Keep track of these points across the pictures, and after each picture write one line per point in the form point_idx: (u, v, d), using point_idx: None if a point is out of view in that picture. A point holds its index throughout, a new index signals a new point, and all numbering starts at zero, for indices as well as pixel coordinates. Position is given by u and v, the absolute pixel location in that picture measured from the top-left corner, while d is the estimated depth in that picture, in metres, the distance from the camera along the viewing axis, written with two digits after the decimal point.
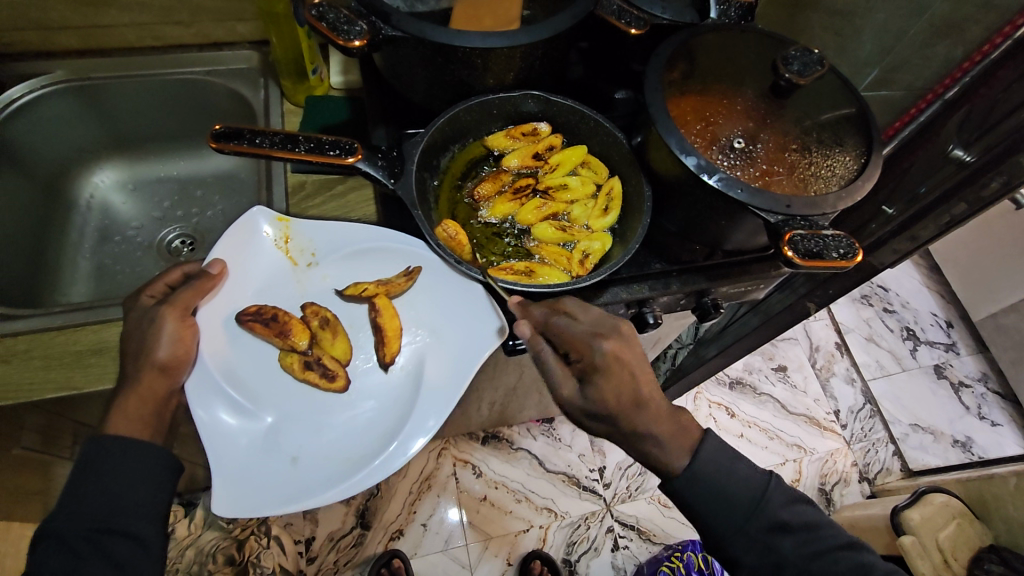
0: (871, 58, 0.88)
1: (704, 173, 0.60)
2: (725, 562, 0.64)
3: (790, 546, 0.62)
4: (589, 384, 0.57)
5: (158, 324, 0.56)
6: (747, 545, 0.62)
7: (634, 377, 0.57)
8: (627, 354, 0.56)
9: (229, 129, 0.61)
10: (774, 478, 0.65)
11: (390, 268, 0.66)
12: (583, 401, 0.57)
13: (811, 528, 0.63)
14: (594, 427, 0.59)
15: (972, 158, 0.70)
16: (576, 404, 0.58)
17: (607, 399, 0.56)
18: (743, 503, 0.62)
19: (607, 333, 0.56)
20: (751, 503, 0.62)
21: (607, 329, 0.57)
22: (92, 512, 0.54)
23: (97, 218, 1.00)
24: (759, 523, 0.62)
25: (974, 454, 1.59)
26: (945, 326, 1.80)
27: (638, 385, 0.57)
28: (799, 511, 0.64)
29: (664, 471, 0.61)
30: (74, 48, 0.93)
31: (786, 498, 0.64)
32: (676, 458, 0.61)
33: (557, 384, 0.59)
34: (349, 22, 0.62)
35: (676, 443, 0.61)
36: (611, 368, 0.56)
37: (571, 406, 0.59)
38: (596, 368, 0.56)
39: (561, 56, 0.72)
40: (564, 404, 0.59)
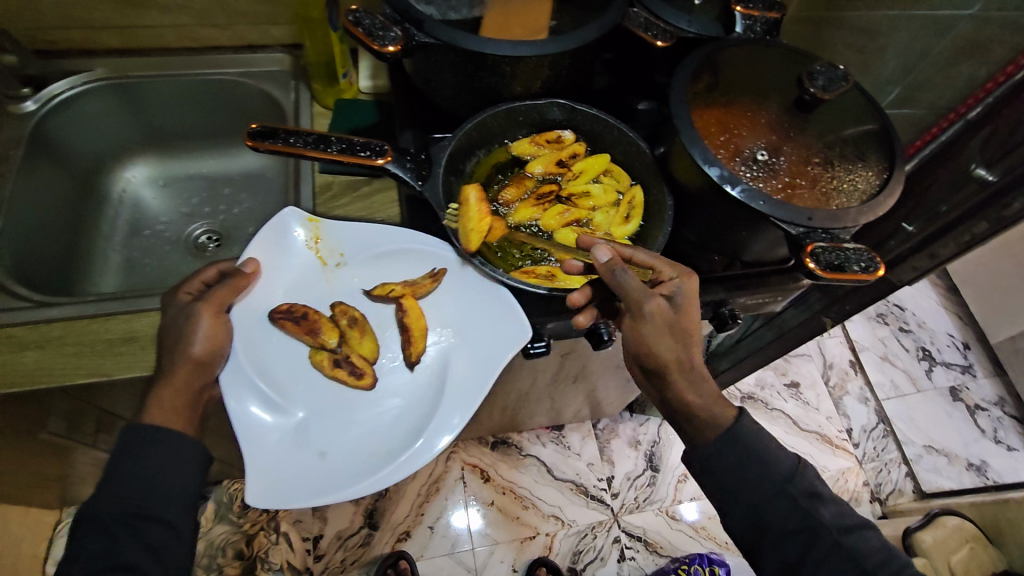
0: (893, 76, 0.92)
1: (727, 183, 0.61)
2: None
3: (804, 559, 0.62)
4: (674, 299, 0.61)
5: (194, 320, 0.58)
6: None
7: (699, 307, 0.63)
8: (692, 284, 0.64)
9: (264, 128, 0.63)
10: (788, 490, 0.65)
11: (416, 269, 0.67)
12: (673, 315, 0.60)
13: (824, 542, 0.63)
14: (668, 351, 0.60)
15: (995, 178, 0.70)
16: (662, 319, 0.59)
17: (690, 314, 0.61)
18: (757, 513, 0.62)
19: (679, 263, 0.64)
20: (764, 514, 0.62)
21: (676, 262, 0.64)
22: (127, 498, 0.55)
23: (128, 212, 1.02)
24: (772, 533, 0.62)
25: (989, 478, 1.56)
26: (962, 348, 1.78)
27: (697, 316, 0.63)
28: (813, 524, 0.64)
29: None
30: (115, 48, 0.97)
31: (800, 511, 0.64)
32: None
33: (649, 296, 0.59)
34: (383, 28, 0.64)
35: None
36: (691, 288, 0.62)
37: (657, 321, 0.59)
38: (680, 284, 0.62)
39: (587, 67, 0.74)
40: (649, 319, 0.59)
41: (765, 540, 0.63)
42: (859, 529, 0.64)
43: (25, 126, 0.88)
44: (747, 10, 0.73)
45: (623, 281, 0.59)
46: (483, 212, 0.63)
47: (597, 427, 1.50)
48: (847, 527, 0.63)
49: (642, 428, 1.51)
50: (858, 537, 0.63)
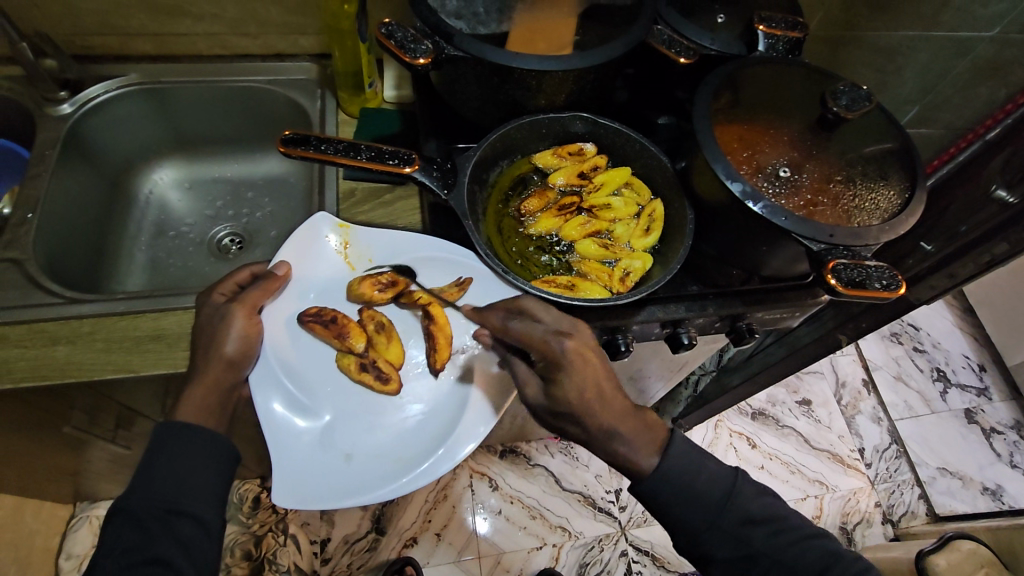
0: (913, 95, 0.94)
1: (749, 200, 0.62)
2: None
3: None
4: (552, 383, 0.58)
5: (227, 320, 0.59)
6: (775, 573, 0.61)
7: (596, 377, 0.58)
8: (589, 352, 0.58)
9: (297, 135, 0.65)
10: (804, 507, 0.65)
11: (442, 278, 0.68)
12: (548, 401, 0.59)
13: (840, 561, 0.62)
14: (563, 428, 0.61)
15: (1016, 200, 0.70)
16: (541, 405, 0.60)
17: (569, 397, 0.58)
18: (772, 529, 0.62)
19: (566, 334, 0.58)
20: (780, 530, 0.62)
21: (567, 330, 0.59)
22: (160, 493, 0.56)
23: (155, 213, 1.04)
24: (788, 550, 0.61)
25: (1004, 503, 1.54)
26: (977, 370, 1.76)
27: (602, 382, 0.59)
28: (829, 543, 0.63)
29: (695, 489, 0.62)
30: (149, 54, 0.99)
31: (814, 530, 0.63)
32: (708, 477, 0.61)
33: (523, 385, 0.61)
34: (415, 41, 0.66)
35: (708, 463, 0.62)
36: (570, 368, 0.57)
37: (538, 407, 0.60)
38: (558, 366, 0.58)
39: (610, 81, 0.75)
40: (530, 403, 0.61)
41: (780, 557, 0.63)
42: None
43: (62, 128, 0.91)
44: (770, 29, 0.74)
45: (508, 368, 0.63)
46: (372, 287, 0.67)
47: None
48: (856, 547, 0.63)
49: None
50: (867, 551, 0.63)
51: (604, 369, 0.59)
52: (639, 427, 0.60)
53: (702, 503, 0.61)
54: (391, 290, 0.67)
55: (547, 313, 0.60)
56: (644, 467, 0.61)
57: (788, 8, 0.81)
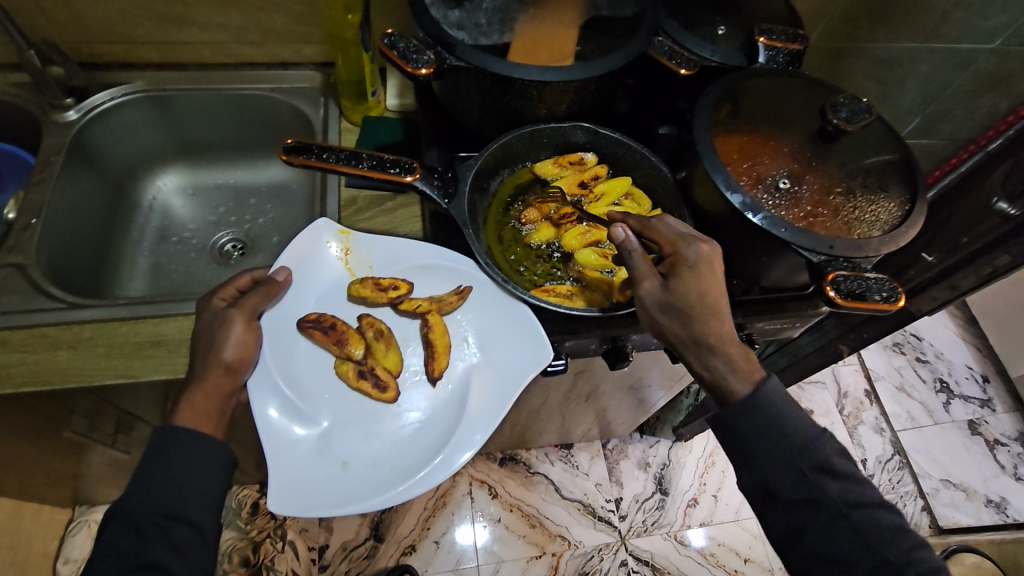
0: (914, 106, 0.93)
1: (748, 211, 0.62)
2: None
3: None
4: (676, 276, 0.59)
5: (227, 326, 0.60)
6: None
7: (718, 286, 0.59)
8: (717, 261, 0.59)
9: (299, 143, 0.65)
10: None
11: (442, 287, 0.69)
12: (665, 293, 0.58)
13: None
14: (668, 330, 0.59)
15: (1016, 212, 0.70)
16: (655, 299, 0.59)
17: (690, 291, 0.58)
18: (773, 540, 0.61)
19: (701, 240, 0.61)
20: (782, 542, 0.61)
21: (700, 238, 0.61)
22: (158, 498, 0.56)
23: (157, 219, 1.05)
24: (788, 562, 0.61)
25: (1009, 516, 1.53)
26: (980, 381, 1.75)
27: (720, 294, 0.59)
28: None
29: None
30: (154, 62, 1.00)
31: None
32: None
33: (643, 275, 0.60)
34: (418, 51, 0.67)
35: None
36: (697, 268, 0.59)
37: (650, 301, 0.59)
38: (685, 262, 0.59)
39: (611, 92, 0.75)
40: (641, 298, 0.59)
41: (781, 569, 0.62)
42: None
43: (66, 135, 0.92)
44: (770, 42, 0.75)
45: (624, 263, 0.62)
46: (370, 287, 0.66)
47: (607, 447, 1.50)
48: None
49: (652, 450, 1.50)
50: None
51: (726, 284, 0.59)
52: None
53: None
54: (394, 293, 0.66)
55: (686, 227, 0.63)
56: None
57: (789, 20, 0.81)
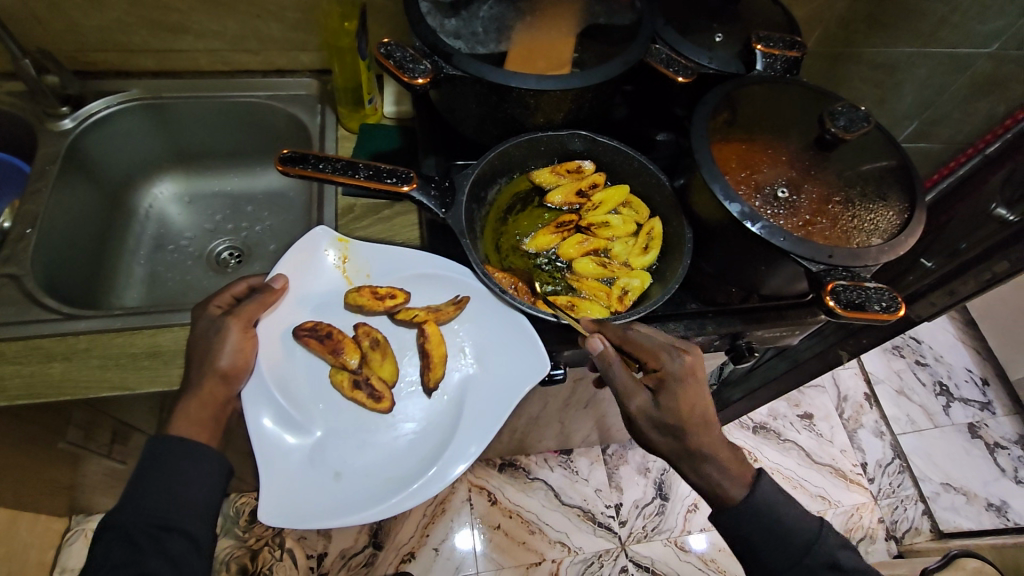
0: (911, 111, 0.93)
1: (747, 220, 0.61)
2: None
3: None
4: (664, 392, 0.59)
5: (222, 334, 0.59)
6: None
7: (705, 395, 0.60)
8: (701, 370, 0.60)
9: (295, 154, 0.65)
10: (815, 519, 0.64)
11: (439, 296, 0.68)
12: (656, 411, 0.59)
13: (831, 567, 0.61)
14: (657, 442, 0.60)
15: (1015, 218, 0.69)
16: (646, 417, 0.60)
17: (681, 409, 0.59)
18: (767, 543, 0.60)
19: (684, 350, 0.61)
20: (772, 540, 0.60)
21: (682, 347, 0.61)
22: (152, 509, 0.55)
23: (153, 226, 1.05)
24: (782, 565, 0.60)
25: (1010, 519, 1.52)
26: (980, 384, 1.75)
27: (706, 402, 0.60)
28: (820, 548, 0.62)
29: None
30: (150, 70, 1.00)
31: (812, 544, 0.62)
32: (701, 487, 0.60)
33: (628, 394, 0.60)
34: (414, 61, 0.66)
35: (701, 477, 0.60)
36: (684, 381, 0.59)
37: (641, 419, 0.60)
38: (672, 378, 0.60)
39: (609, 99, 0.75)
40: (631, 414, 0.60)
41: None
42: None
43: (61, 143, 0.91)
44: (768, 49, 0.74)
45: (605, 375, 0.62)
46: (372, 297, 0.66)
47: (606, 452, 1.49)
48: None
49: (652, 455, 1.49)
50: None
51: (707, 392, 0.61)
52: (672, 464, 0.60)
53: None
54: (391, 302, 0.66)
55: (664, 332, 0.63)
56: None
57: (786, 28, 0.81)
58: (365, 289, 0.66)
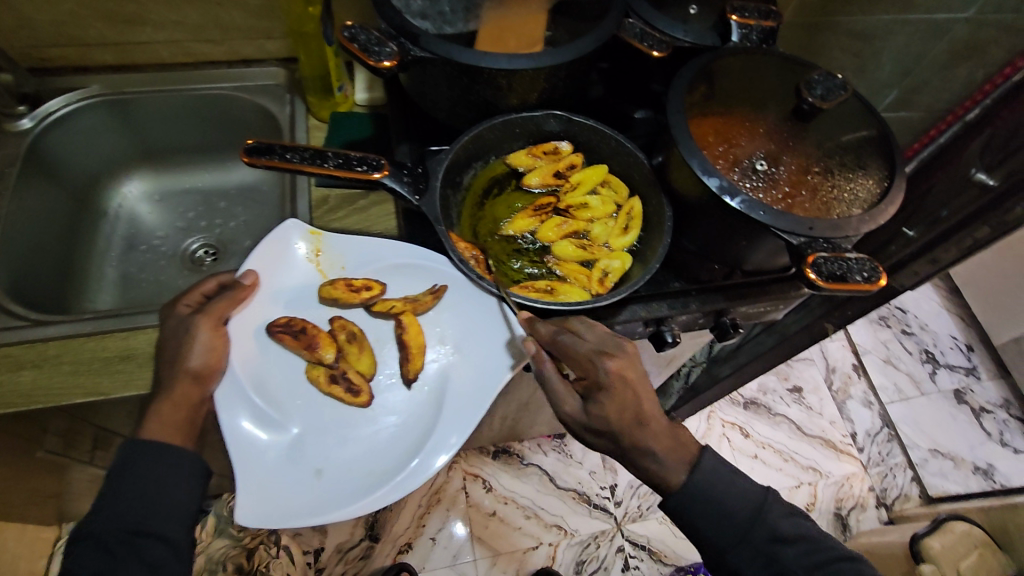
0: (891, 79, 0.90)
1: (726, 194, 0.60)
2: (725, 571, 0.61)
3: (791, 552, 0.60)
4: (594, 401, 0.58)
5: (192, 333, 0.57)
6: (749, 551, 0.60)
7: (638, 396, 0.57)
8: (631, 374, 0.57)
9: (260, 143, 0.62)
10: (770, 488, 0.63)
11: (417, 286, 0.67)
12: (585, 417, 0.58)
13: (812, 535, 0.61)
14: (595, 442, 0.60)
15: (995, 181, 0.70)
16: (576, 421, 0.60)
17: (608, 417, 0.57)
18: (750, 517, 0.60)
19: (612, 354, 0.57)
20: (754, 514, 0.60)
21: (611, 350, 0.57)
22: (125, 515, 0.54)
23: (124, 227, 1.02)
24: (767, 538, 0.60)
25: (996, 481, 1.55)
26: (965, 350, 1.77)
27: (642, 404, 0.57)
28: (802, 519, 0.62)
29: (666, 479, 0.60)
30: (110, 64, 0.96)
31: (795, 514, 0.62)
32: (677, 466, 0.59)
33: (558, 399, 0.59)
34: (379, 43, 0.64)
35: (679, 452, 0.60)
36: (613, 389, 0.57)
37: (572, 422, 0.60)
38: (600, 386, 0.57)
39: (584, 77, 0.73)
40: (566, 418, 0.60)
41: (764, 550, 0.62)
42: (856, 561, 0.61)
43: (20, 144, 0.88)
44: (743, 19, 0.73)
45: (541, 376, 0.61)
46: (346, 289, 0.64)
47: None
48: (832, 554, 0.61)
49: None
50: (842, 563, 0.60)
51: (647, 391, 0.58)
52: (657, 447, 0.59)
53: (709, 512, 0.60)
54: (367, 293, 0.64)
55: (596, 329, 0.59)
56: (661, 476, 0.60)
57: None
58: (341, 281, 0.65)
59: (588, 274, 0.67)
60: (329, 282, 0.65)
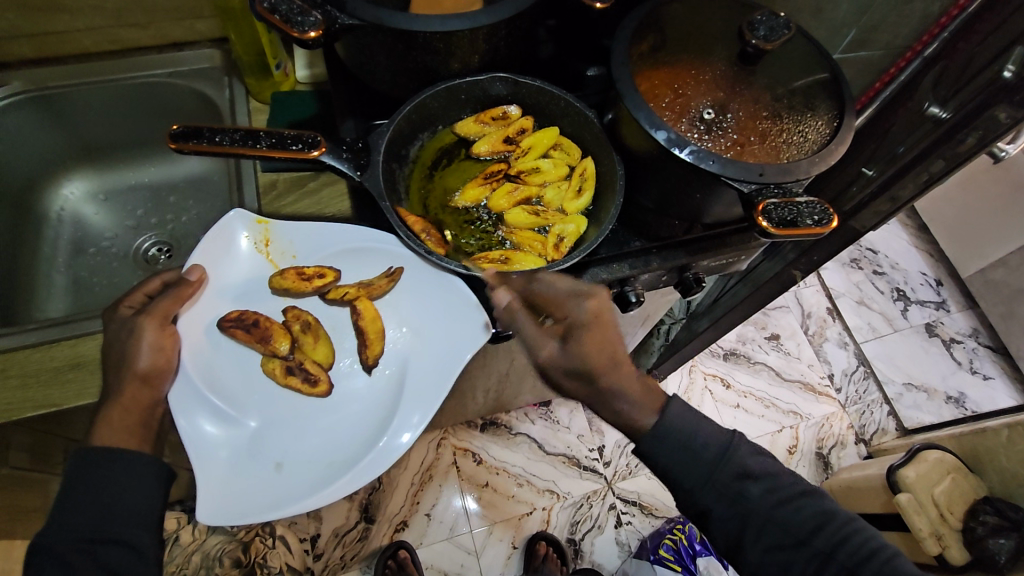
0: (849, 17, 0.80)
1: (675, 146, 0.59)
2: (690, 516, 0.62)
3: (749, 494, 0.61)
4: (572, 341, 0.59)
5: (137, 335, 0.55)
6: (707, 495, 0.61)
7: (613, 334, 0.60)
8: (608, 312, 0.60)
9: (188, 128, 0.59)
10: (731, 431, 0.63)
11: (371, 269, 0.64)
12: (564, 358, 0.59)
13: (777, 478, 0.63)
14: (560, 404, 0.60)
15: (948, 115, 0.68)
16: (556, 364, 0.60)
17: (588, 354, 0.59)
18: (715, 465, 0.61)
19: (589, 293, 0.60)
20: (721, 463, 0.61)
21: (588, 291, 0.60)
22: (83, 524, 0.53)
23: (69, 230, 0.98)
24: (733, 483, 0.61)
25: (968, 408, 1.61)
26: (935, 285, 1.80)
27: (616, 343, 0.60)
28: (766, 462, 0.63)
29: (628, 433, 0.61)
30: (29, 57, 0.90)
31: (757, 459, 0.63)
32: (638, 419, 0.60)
33: (534, 346, 0.59)
34: (302, 13, 0.59)
35: (640, 406, 0.61)
36: (591, 326, 0.59)
37: (552, 366, 0.60)
38: (579, 325, 0.59)
39: (527, 36, 0.70)
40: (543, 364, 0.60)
41: None
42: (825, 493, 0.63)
43: None
44: None
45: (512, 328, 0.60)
46: (296, 278, 0.62)
47: None
48: (801, 489, 0.62)
49: None
50: (808, 494, 0.61)
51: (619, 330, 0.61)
52: (625, 401, 0.60)
53: (678, 459, 0.61)
54: (319, 281, 0.62)
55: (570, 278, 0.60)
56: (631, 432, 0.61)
57: None
58: (292, 270, 0.62)
59: (543, 241, 0.67)
60: (278, 272, 0.63)
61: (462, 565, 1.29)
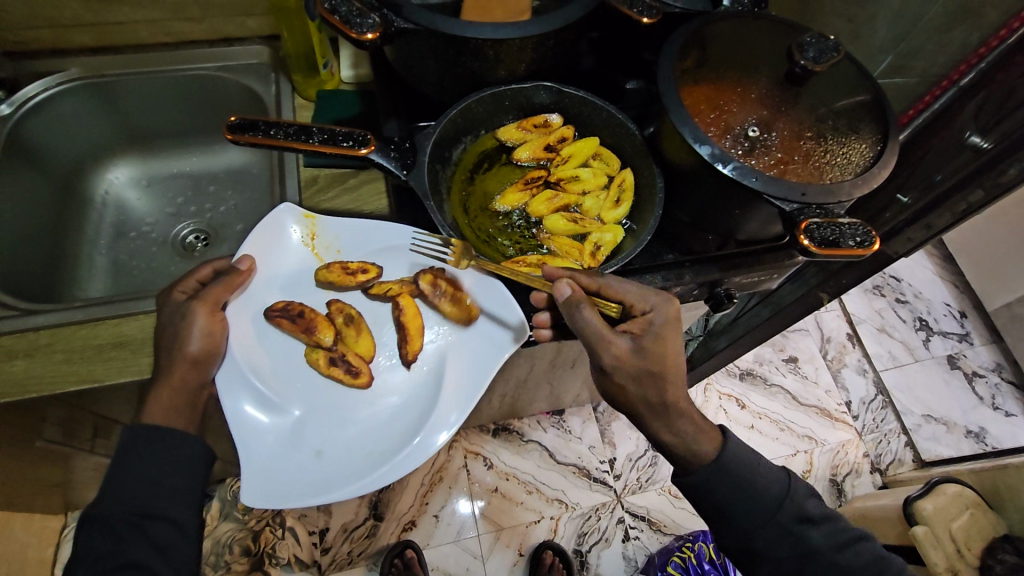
0: (885, 44, 0.81)
1: (718, 162, 0.59)
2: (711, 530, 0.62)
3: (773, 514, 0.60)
4: (643, 340, 0.58)
5: (189, 318, 0.57)
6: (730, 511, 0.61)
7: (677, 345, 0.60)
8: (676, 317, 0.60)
9: (245, 120, 0.61)
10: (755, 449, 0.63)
11: (413, 267, 0.66)
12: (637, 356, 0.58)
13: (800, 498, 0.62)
14: None
15: (990, 145, 0.67)
16: (622, 360, 0.58)
17: (658, 355, 0.58)
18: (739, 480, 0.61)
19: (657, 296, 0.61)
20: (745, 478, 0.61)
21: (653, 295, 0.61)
22: (129, 498, 0.55)
23: (112, 213, 1.01)
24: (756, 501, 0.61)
25: (988, 444, 1.58)
26: (958, 317, 1.78)
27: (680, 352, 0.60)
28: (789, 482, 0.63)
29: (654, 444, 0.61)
30: (88, 46, 0.93)
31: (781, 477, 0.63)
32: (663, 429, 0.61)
33: (600, 336, 0.57)
34: (361, 15, 0.61)
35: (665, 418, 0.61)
36: (663, 330, 0.59)
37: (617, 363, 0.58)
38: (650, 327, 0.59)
39: (572, 49, 0.72)
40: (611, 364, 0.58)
41: (752, 519, 0.62)
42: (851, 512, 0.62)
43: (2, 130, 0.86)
44: None
45: (576, 323, 0.58)
46: (341, 271, 0.64)
47: (598, 409, 1.51)
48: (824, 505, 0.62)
49: None
50: None
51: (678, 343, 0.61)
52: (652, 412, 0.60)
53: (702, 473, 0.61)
54: (363, 276, 0.64)
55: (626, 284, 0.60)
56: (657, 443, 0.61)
57: None
58: (337, 266, 0.64)
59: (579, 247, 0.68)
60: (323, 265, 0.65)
61: (468, 569, 1.29)
